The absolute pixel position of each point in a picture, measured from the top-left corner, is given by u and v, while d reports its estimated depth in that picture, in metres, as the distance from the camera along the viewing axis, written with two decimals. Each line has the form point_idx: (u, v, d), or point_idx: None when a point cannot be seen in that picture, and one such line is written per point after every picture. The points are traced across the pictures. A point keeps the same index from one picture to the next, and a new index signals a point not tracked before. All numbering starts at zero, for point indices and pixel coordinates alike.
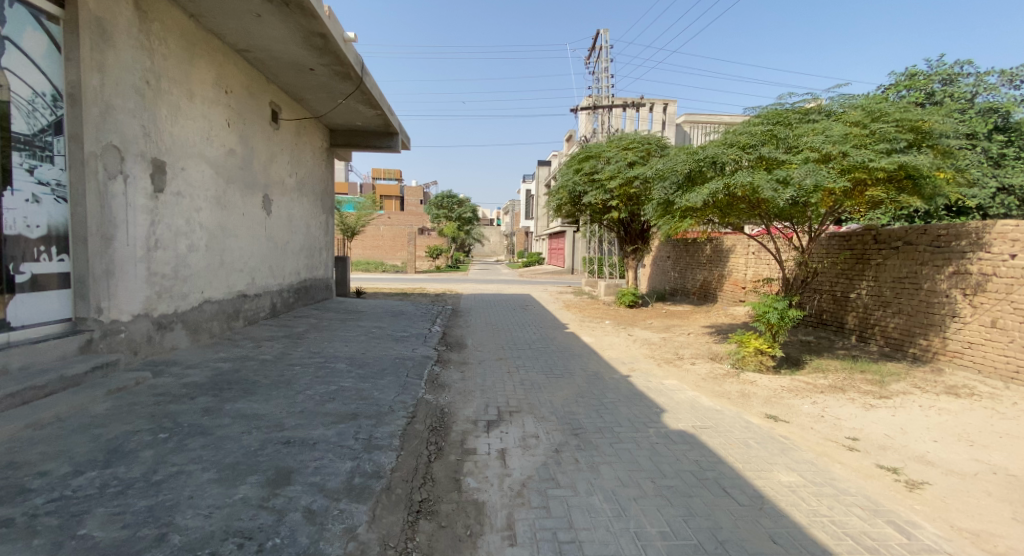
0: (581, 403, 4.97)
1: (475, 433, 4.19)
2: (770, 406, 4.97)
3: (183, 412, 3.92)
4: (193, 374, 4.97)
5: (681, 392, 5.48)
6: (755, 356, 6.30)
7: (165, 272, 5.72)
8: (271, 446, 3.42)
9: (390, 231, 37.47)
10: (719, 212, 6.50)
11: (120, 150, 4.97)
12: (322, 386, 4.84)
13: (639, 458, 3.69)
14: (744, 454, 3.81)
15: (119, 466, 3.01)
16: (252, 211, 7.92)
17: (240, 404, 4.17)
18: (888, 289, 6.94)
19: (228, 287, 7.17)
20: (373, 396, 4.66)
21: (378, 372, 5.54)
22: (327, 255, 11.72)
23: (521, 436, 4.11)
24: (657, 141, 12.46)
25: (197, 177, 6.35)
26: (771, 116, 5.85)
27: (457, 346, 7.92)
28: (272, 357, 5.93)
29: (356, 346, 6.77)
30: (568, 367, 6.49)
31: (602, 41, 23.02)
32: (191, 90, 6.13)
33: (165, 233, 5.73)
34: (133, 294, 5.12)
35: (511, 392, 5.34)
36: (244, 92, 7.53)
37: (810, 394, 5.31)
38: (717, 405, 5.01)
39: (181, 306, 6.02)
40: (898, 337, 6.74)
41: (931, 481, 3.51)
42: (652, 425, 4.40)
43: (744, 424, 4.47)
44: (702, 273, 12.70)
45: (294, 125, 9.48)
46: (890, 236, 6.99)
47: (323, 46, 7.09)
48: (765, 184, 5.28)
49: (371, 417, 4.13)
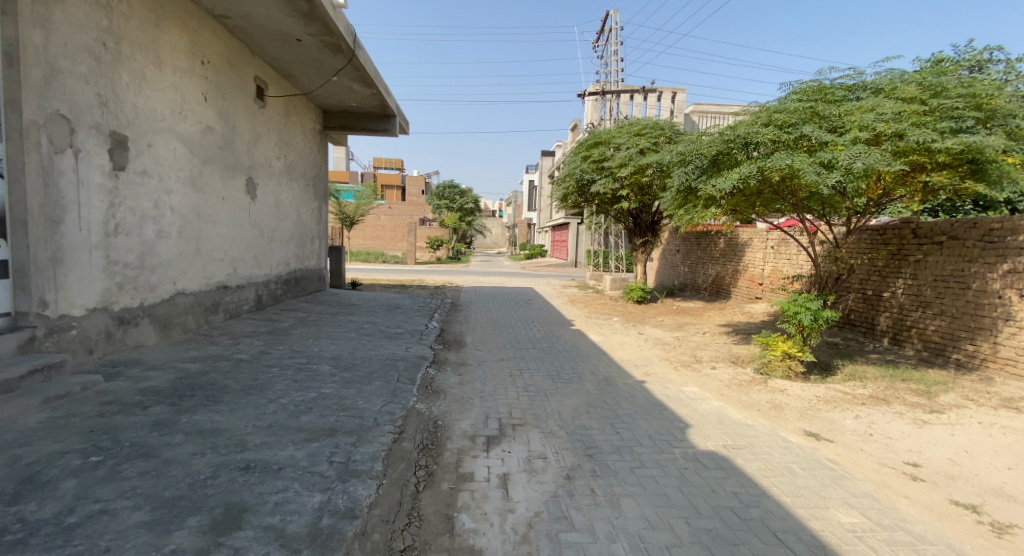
0: (593, 415, 4.37)
1: (472, 452, 3.60)
2: (809, 421, 4.35)
3: (128, 427, 3.32)
4: (154, 376, 4.36)
5: (704, 402, 4.88)
6: (782, 361, 5.72)
7: (128, 261, 5.15)
8: (225, 474, 2.83)
9: (392, 221, 36.64)
10: (747, 199, 5.93)
11: (69, 121, 4.46)
12: (300, 393, 4.24)
13: (667, 490, 3.09)
14: (791, 484, 3.19)
15: (28, 503, 2.43)
16: (234, 196, 7.31)
17: (200, 416, 3.58)
18: (928, 289, 6.34)
19: (205, 278, 6.58)
20: (357, 406, 4.06)
21: (366, 376, 4.93)
22: (320, 244, 11.11)
23: (526, 457, 3.52)
24: (671, 127, 11.76)
25: (167, 155, 5.78)
26: (812, 91, 5.28)
27: (455, 345, 7.29)
28: (249, 356, 5.33)
29: (344, 345, 6.16)
30: (577, 371, 5.89)
31: (611, 22, 22.22)
32: (159, 58, 5.58)
33: (128, 217, 5.16)
34: (86, 285, 4.60)
35: (515, 400, 4.73)
36: (224, 63, 6.92)
37: (850, 407, 4.70)
38: (747, 419, 4.41)
39: (148, 299, 5.44)
40: (939, 341, 6.14)
41: (1022, 524, 2.89)
42: (678, 443, 3.79)
43: (783, 443, 3.86)
44: (715, 268, 12.09)
45: (283, 103, 8.86)
46: (933, 229, 6.38)
47: (309, 12, 6.46)
48: (807, 168, 4.67)
49: (352, 432, 3.54)
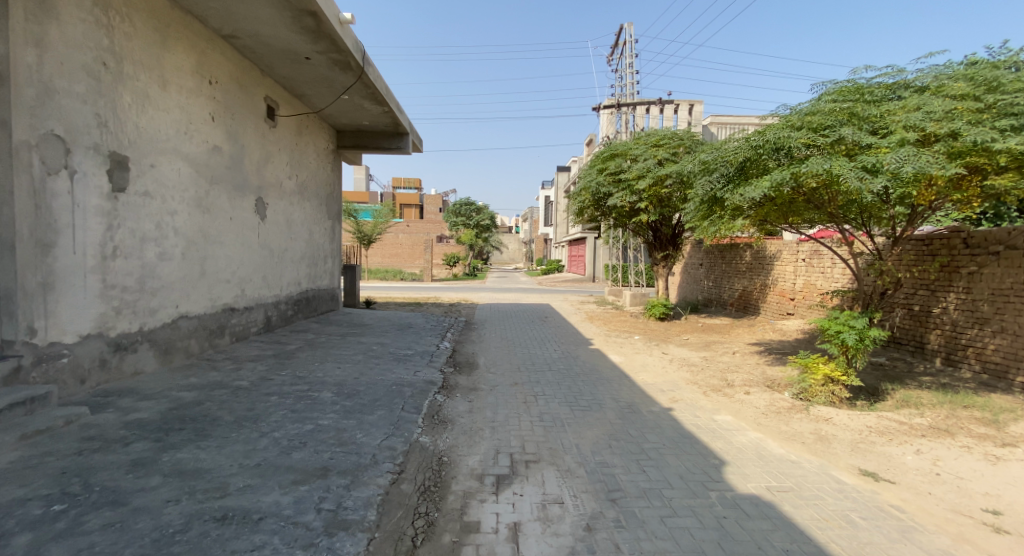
0: (616, 449, 3.95)
1: (479, 495, 3.21)
2: (863, 458, 3.89)
3: (103, 468, 3.03)
4: (145, 407, 4.09)
5: (739, 433, 4.41)
6: (824, 386, 5.23)
7: (127, 284, 4.95)
8: (198, 527, 2.49)
9: (410, 239, 36.64)
10: (778, 210, 5.51)
11: (64, 141, 4.31)
12: (295, 425, 3.92)
13: (705, 546, 2.66)
14: (854, 541, 2.73)
15: None
16: (243, 216, 7.16)
17: (184, 453, 3.28)
18: (985, 304, 5.80)
19: (211, 300, 6.38)
20: (356, 441, 3.71)
21: (369, 404, 4.59)
22: (332, 263, 10.93)
23: (540, 502, 3.11)
24: (690, 136, 11.35)
25: (171, 176, 5.64)
26: (847, 91, 4.89)
27: (466, 368, 6.89)
28: (249, 383, 5.04)
29: (350, 369, 5.85)
30: (596, 397, 5.45)
31: (626, 35, 22.09)
32: (163, 78, 5.47)
33: (127, 239, 4.98)
34: (79, 311, 4.40)
35: (528, 431, 4.33)
36: (233, 83, 6.83)
37: (908, 440, 4.21)
38: (791, 455, 3.94)
39: (148, 323, 5.23)
40: (1000, 362, 5.56)
41: None
42: (714, 486, 3.34)
43: (837, 487, 3.39)
44: (741, 283, 11.53)
45: (294, 122, 8.77)
46: (987, 238, 5.86)
47: (316, 29, 6.31)
48: (849, 173, 4.26)
49: (346, 473, 3.18)
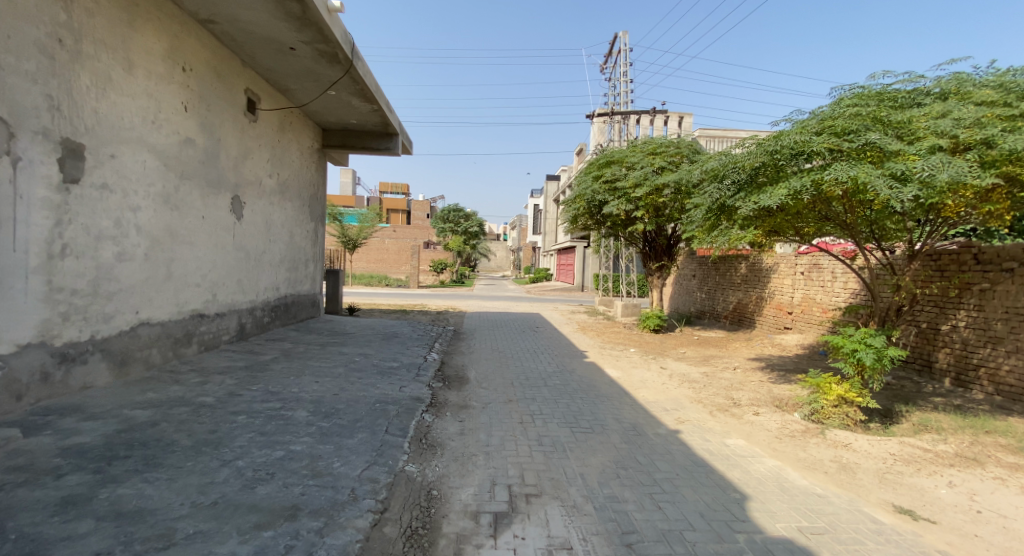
0: (626, 479, 3.56)
1: (475, 540, 2.76)
2: (895, 492, 3.54)
3: (24, 509, 2.52)
4: (89, 429, 3.57)
5: (757, 461, 4.04)
6: (837, 407, 4.92)
7: (78, 287, 4.43)
8: None
9: (396, 244, 36.04)
10: (791, 220, 5.24)
11: (8, 124, 3.79)
12: (265, 452, 3.44)
13: None
14: None
15: None
16: (217, 215, 6.64)
17: (127, 489, 2.78)
18: (998, 323, 5.55)
19: (177, 305, 5.85)
20: (333, 471, 3.24)
21: (350, 425, 4.12)
22: (314, 267, 10.41)
23: (546, 549, 2.68)
24: (688, 146, 11.10)
25: (135, 168, 5.12)
26: (868, 96, 4.64)
27: (456, 382, 6.43)
28: (214, 400, 4.53)
29: (329, 384, 5.35)
30: (598, 417, 5.05)
31: (620, 44, 21.97)
32: (129, 60, 4.96)
33: (80, 236, 4.45)
34: (19, 316, 3.88)
35: (526, 458, 3.91)
36: (210, 71, 6.34)
37: (937, 470, 3.90)
38: (816, 486, 3.59)
39: (102, 331, 4.70)
40: (1016, 384, 5.30)
41: None
42: (739, 527, 2.96)
43: (874, 528, 3.03)
44: (736, 295, 11.29)
45: (276, 118, 8.28)
46: (999, 254, 5.65)
47: (302, 17, 5.86)
48: (877, 181, 3.98)
49: (319, 513, 2.71)
